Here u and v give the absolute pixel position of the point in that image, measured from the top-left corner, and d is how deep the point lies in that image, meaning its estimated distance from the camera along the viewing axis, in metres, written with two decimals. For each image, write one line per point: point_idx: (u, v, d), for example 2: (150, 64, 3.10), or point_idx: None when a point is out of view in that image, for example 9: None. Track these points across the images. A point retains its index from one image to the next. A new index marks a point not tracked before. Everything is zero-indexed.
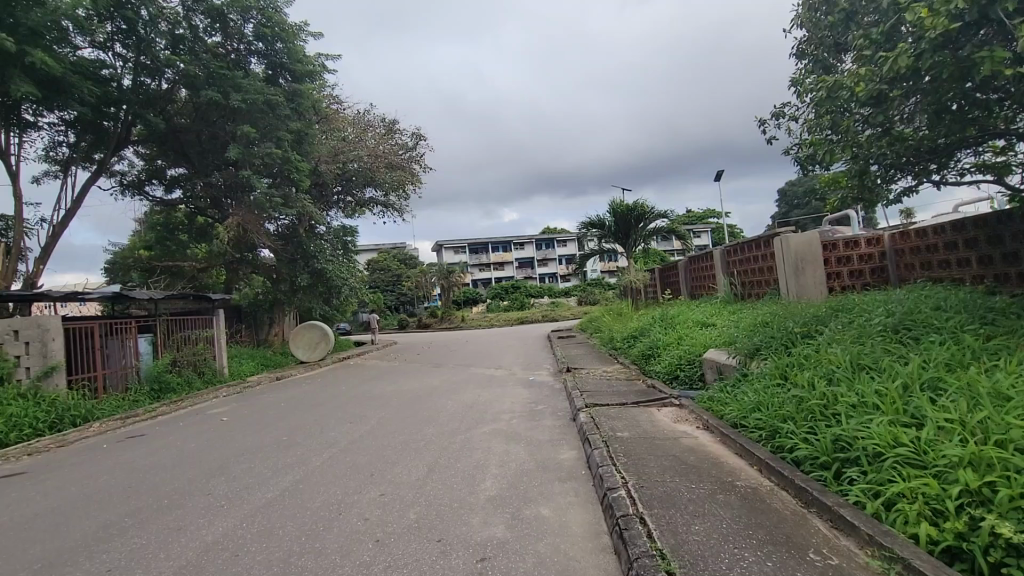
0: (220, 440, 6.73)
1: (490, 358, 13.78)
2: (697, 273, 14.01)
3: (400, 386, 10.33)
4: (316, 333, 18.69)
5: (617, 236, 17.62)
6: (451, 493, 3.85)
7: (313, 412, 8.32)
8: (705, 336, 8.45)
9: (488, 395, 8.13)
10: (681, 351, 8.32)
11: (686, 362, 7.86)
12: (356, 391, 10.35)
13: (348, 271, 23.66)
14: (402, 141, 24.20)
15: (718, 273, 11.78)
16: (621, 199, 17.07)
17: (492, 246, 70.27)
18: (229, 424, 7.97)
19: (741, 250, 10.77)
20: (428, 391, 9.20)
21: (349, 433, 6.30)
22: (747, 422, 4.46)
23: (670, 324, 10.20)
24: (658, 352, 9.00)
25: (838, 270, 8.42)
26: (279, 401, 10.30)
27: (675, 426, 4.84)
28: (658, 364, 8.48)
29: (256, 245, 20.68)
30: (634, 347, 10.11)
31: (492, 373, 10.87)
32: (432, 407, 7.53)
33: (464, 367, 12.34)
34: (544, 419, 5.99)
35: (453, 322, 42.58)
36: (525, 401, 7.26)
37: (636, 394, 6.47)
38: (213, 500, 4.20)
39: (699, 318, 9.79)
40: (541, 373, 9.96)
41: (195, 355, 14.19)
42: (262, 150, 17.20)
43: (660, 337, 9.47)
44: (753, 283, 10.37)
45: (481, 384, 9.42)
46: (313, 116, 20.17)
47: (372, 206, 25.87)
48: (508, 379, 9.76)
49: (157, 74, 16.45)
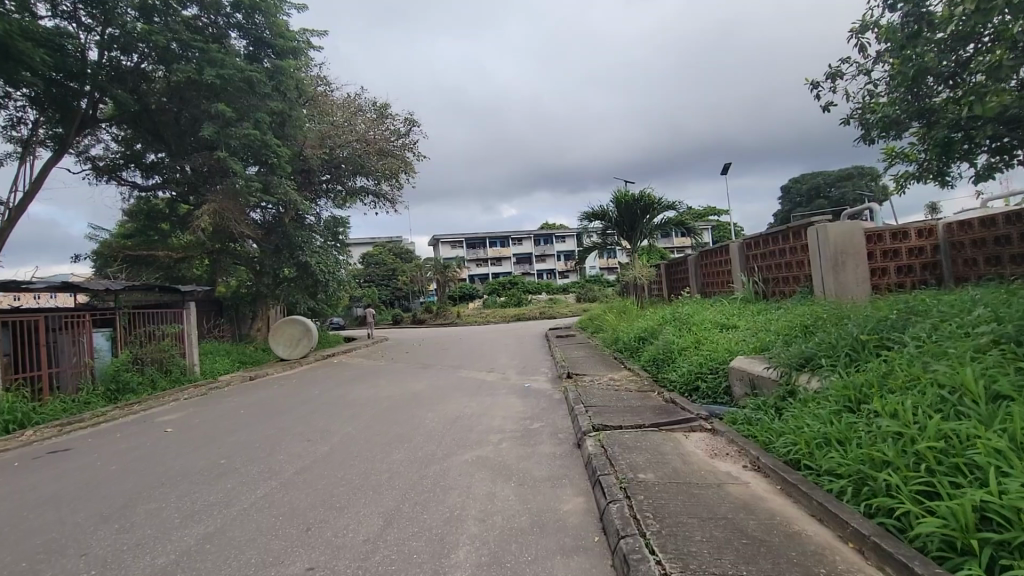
0: (148, 462, 5.56)
1: (483, 359, 12.61)
2: (709, 269, 12.83)
3: (379, 391, 9.16)
4: (297, 328, 17.42)
5: (621, 228, 16.42)
6: (407, 572, 2.69)
7: (272, 422, 7.13)
8: (729, 340, 7.30)
9: (476, 406, 6.95)
10: (700, 357, 7.18)
11: (708, 372, 6.72)
12: (329, 396, 9.16)
13: (335, 264, 22.45)
14: (394, 127, 22.93)
15: (737, 268, 10.55)
16: (626, 189, 15.84)
17: (490, 240, 69.01)
18: (172, 437, 6.83)
19: (766, 242, 9.54)
20: (408, 398, 8.02)
21: (301, 456, 5.14)
22: (817, 464, 3.33)
23: (684, 325, 9.04)
24: (673, 358, 7.85)
25: (884, 266, 7.24)
26: (242, 406, 9.12)
27: (714, 462, 3.68)
28: (673, 373, 7.35)
29: (237, 235, 19.48)
30: (644, 351, 8.95)
31: (484, 378, 9.70)
32: (410, 420, 6.37)
33: (453, 370, 11.16)
34: (541, 444, 4.82)
35: (448, 317, 41.40)
36: (519, 416, 6.10)
37: (654, 412, 5.31)
38: (81, 569, 3.07)
39: (718, 319, 8.63)
40: (538, 379, 8.80)
41: (160, 351, 13.03)
42: (241, 130, 15.98)
43: (674, 340, 8.32)
44: (779, 280, 9.14)
45: (469, 392, 8.23)
46: (298, 98, 18.89)
47: (363, 195, 24.63)
48: (501, 387, 8.58)
49: (129, 49, 15.28)
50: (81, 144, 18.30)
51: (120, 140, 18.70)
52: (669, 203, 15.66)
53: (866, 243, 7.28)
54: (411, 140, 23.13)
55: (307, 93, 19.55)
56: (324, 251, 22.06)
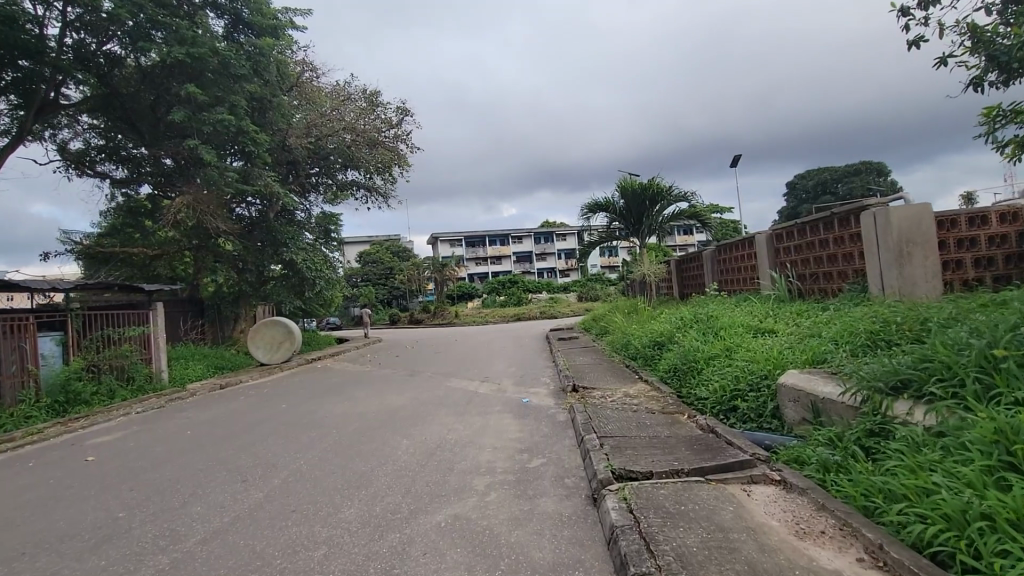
0: (32, 511, 4.30)
1: (477, 365, 11.31)
2: (728, 264, 11.55)
3: (355, 405, 7.88)
4: (279, 330, 16.16)
5: (627, 221, 15.11)
6: None
7: (216, 447, 5.86)
8: (771, 347, 6.04)
9: (463, 430, 5.66)
10: (736, 369, 5.91)
11: (748, 388, 5.44)
12: (294, 411, 7.89)
13: (324, 261, 21.20)
14: (386, 117, 21.68)
15: (764, 263, 9.24)
16: (633, 177, 14.52)
17: (490, 239, 67.76)
18: (88, 469, 5.57)
19: (802, 232, 8.26)
20: (386, 417, 6.76)
21: (225, 508, 3.88)
22: (986, 560, 2.13)
23: (709, 328, 7.74)
24: (701, 369, 6.56)
25: (959, 257, 5.93)
26: (196, 422, 7.85)
27: (808, 547, 2.42)
28: (702, 387, 6.08)
29: (215, 232, 18.12)
30: (662, 359, 7.64)
31: (476, 390, 8.40)
32: (379, 450, 5.09)
33: (443, 379, 9.85)
34: (543, 497, 3.53)
35: (446, 317, 40.14)
36: (515, 446, 4.82)
37: (691, 446, 4.03)
38: None
39: (750, 322, 7.35)
40: (539, 392, 7.50)
41: (120, 356, 11.77)
42: (214, 115, 14.75)
43: (699, 346, 7.03)
44: (819, 276, 7.83)
45: (457, 408, 6.94)
46: (280, 83, 17.67)
47: (354, 189, 23.40)
48: (494, 401, 7.30)
49: (103, 33, 14.29)
50: (55, 136, 17.08)
51: (95, 134, 17.42)
52: (680, 193, 14.35)
53: (936, 230, 5.93)
54: (403, 131, 21.91)
55: (288, 78, 18.34)
56: (312, 248, 20.80)
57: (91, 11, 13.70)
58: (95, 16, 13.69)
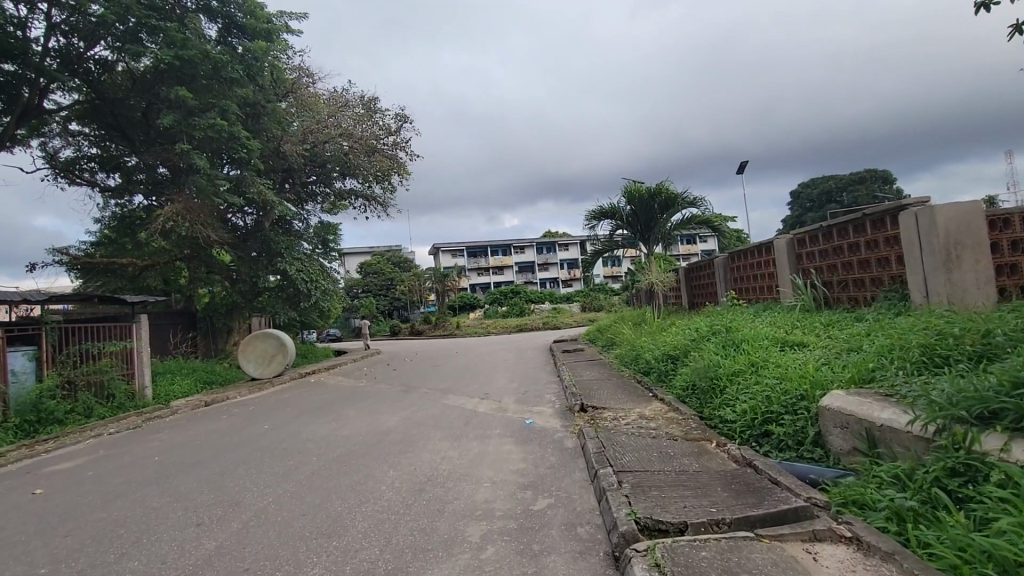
0: None
1: (477, 380, 10.63)
2: (743, 271, 10.88)
3: (342, 426, 7.20)
4: (271, 343, 15.48)
5: (633, 227, 14.50)
6: None
7: (179, 478, 5.21)
8: (804, 363, 5.38)
9: (457, 458, 4.98)
10: (766, 387, 5.24)
11: (784, 411, 4.76)
12: (275, 432, 7.22)
13: (320, 271, 20.61)
14: (384, 124, 21.21)
15: (786, 269, 8.58)
16: (639, 182, 13.92)
17: (492, 249, 67.21)
18: (31, 504, 4.93)
19: (828, 236, 7.60)
20: (373, 440, 6.09)
21: (166, 564, 3.23)
22: None
23: (729, 340, 7.06)
24: (723, 387, 5.90)
25: (1015, 260, 5.15)
26: (168, 445, 7.20)
27: None
28: (728, 408, 5.41)
29: (206, 242, 17.48)
30: (678, 375, 6.95)
31: (475, 409, 7.71)
32: (359, 485, 4.43)
33: (439, 396, 9.16)
34: (551, 555, 2.85)
35: (447, 328, 39.43)
36: (516, 480, 4.16)
37: (727, 485, 3.36)
38: None
39: (775, 334, 6.68)
40: (543, 413, 6.81)
41: (98, 372, 11.15)
42: (205, 120, 14.18)
43: (720, 361, 6.38)
44: (849, 283, 7.18)
45: (452, 430, 6.27)
46: (274, 89, 17.18)
47: (352, 198, 22.91)
48: (494, 423, 6.64)
49: (93, 38, 13.86)
50: (46, 145, 16.65)
51: (88, 144, 17.00)
52: (690, 199, 13.71)
53: (988, 231, 5.29)
54: (402, 138, 21.39)
55: (283, 84, 17.84)
56: (308, 258, 20.21)
57: (83, 17, 13.32)
58: (85, 21, 13.28)
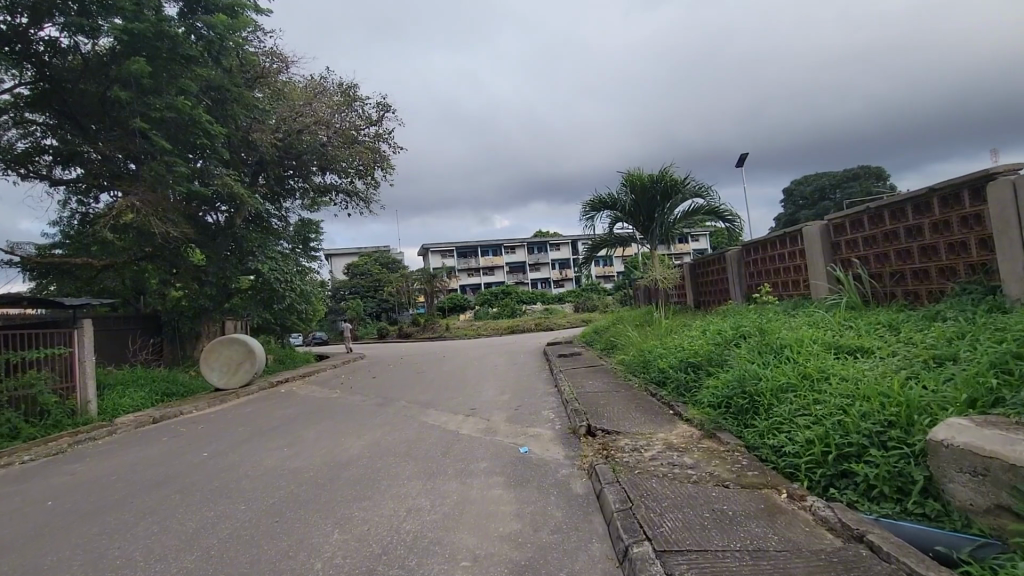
0: None
1: (462, 392, 9.32)
2: (762, 265, 9.68)
3: (295, 455, 5.89)
4: (236, 349, 14.00)
5: (634, 219, 13.25)
6: None
7: (55, 544, 3.88)
8: (882, 377, 4.18)
9: (427, 512, 3.70)
10: (834, 409, 4.03)
11: (868, 444, 3.57)
12: (212, 464, 5.89)
13: (297, 271, 19.09)
14: (364, 113, 19.84)
15: (820, 259, 7.36)
16: (640, 169, 12.67)
17: (482, 249, 65.79)
18: None
19: (877, 218, 6.38)
20: (327, 479, 4.78)
21: None
22: None
23: (764, 343, 5.84)
24: (769, 406, 4.69)
25: None
26: (79, 480, 5.84)
27: None
28: (782, 434, 4.20)
29: (169, 240, 15.99)
30: (704, 387, 5.71)
31: (458, 429, 6.44)
32: (286, 561, 3.13)
33: (417, 412, 7.84)
34: None
35: (436, 330, 38.05)
36: (508, 556, 2.91)
37: None
38: None
39: (824, 336, 5.46)
40: (541, 438, 5.56)
41: (28, 386, 9.69)
42: (164, 101, 12.54)
43: (758, 371, 5.16)
44: (906, 274, 6.00)
45: (426, 463, 4.98)
46: (240, 72, 15.71)
47: (332, 193, 21.59)
48: (480, 449, 5.38)
49: (38, 15, 12.19)
50: None
51: (45, 136, 15.19)
52: (697, 187, 12.46)
53: None
54: (384, 128, 20.05)
55: (252, 68, 16.35)
56: (284, 256, 18.69)
57: None
58: None
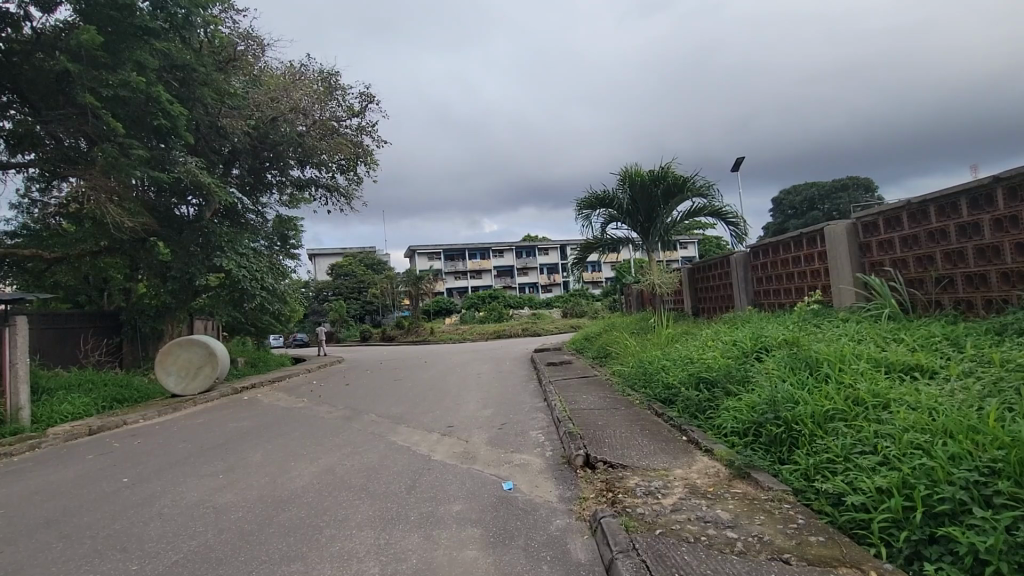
0: None
1: (441, 405, 8.29)
2: (772, 269, 8.83)
3: (229, 486, 4.81)
4: (196, 355, 12.85)
5: (632, 219, 12.36)
6: None
7: None
8: (965, 410, 3.30)
9: None
10: (910, 450, 3.14)
11: (969, 500, 2.67)
12: (125, 496, 4.79)
13: (271, 269, 17.88)
14: (346, 103, 18.81)
15: (847, 263, 6.48)
16: (638, 165, 11.79)
17: (470, 252, 64.73)
18: None
19: (920, 214, 5.53)
20: (255, 526, 3.73)
21: None
22: None
23: (792, 357, 4.94)
24: (812, 437, 3.78)
25: None
26: None
27: None
28: (838, 477, 3.28)
29: (128, 232, 14.77)
30: (724, 409, 4.78)
31: (430, 453, 5.45)
32: None
33: (385, 430, 6.79)
34: None
35: (421, 333, 36.85)
36: None
37: None
38: None
39: (868, 350, 4.57)
40: (529, 468, 4.60)
41: None
42: (118, 76, 11.42)
43: (793, 392, 4.25)
44: (956, 280, 5.16)
45: (385, 503, 3.97)
46: (209, 52, 14.60)
47: (312, 188, 20.53)
48: (455, 482, 4.39)
49: None
50: None
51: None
52: (699, 186, 11.59)
53: None
54: (366, 120, 19.04)
55: (224, 51, 15.26)
56: (256, 253, 17.49)
57: None
58: None
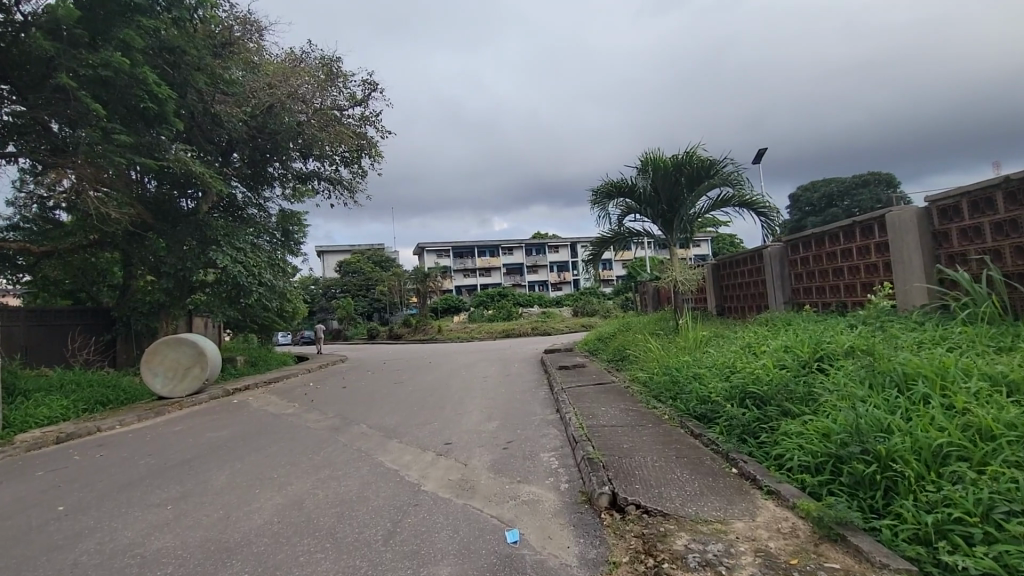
0: None
1: (440, 415, 7.38)
2: (814, 265, 7.79)
3: (173, 524, 3.94)
4: (185, 354, 12.05)
5: (652, 210, 11.36)
6: None
7: None
8: None
9: None
10: None
11: None
12: (47, 535, 3.94)
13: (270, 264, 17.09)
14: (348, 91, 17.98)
15: (918, 255, 5.44)
16: (659, 151, 10.78)
17: (479, 249, 63.81)
18: None
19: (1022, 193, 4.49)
20: None
21: None
22: None
23: (871, 369, 3.94)
24: (924, 482, 2.77)
25: None
26: None
27: None
28: (980, 549, 2.29)
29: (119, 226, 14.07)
30: (785, 436, 3.78)
31: (421, 480, 4.52)
32: None
33: (373, 447, 5.88)
34: None
35: (428, 332, 36.04)
36: None
37: None
38: None
39: (975, 363, 3.57)
40: (542, 509, 3.64)
41: None
42: (96, 55, 10.62)
43: (884, 418, 3.25)
44: None
45: (351, 560, 3.05)
46: (202, 34, 13.84)
47: (315, 181, 19.77)
48: (444, 528, 3.45)
49: None
50: None
51: None
52: (728, 173, 10.55)
53: None
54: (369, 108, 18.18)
55: (218, 33, 14.49)
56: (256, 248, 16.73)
57: None
58: None
